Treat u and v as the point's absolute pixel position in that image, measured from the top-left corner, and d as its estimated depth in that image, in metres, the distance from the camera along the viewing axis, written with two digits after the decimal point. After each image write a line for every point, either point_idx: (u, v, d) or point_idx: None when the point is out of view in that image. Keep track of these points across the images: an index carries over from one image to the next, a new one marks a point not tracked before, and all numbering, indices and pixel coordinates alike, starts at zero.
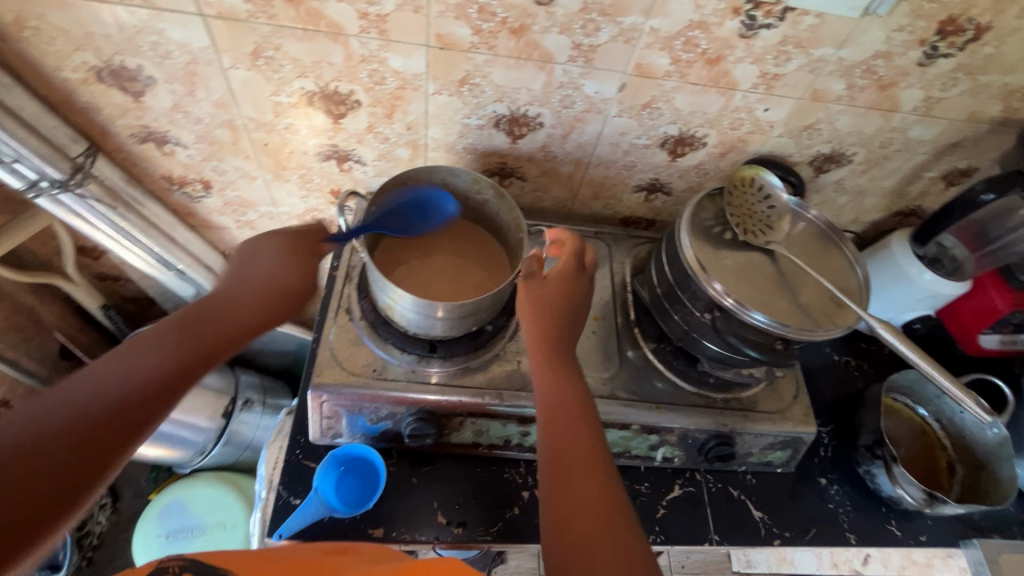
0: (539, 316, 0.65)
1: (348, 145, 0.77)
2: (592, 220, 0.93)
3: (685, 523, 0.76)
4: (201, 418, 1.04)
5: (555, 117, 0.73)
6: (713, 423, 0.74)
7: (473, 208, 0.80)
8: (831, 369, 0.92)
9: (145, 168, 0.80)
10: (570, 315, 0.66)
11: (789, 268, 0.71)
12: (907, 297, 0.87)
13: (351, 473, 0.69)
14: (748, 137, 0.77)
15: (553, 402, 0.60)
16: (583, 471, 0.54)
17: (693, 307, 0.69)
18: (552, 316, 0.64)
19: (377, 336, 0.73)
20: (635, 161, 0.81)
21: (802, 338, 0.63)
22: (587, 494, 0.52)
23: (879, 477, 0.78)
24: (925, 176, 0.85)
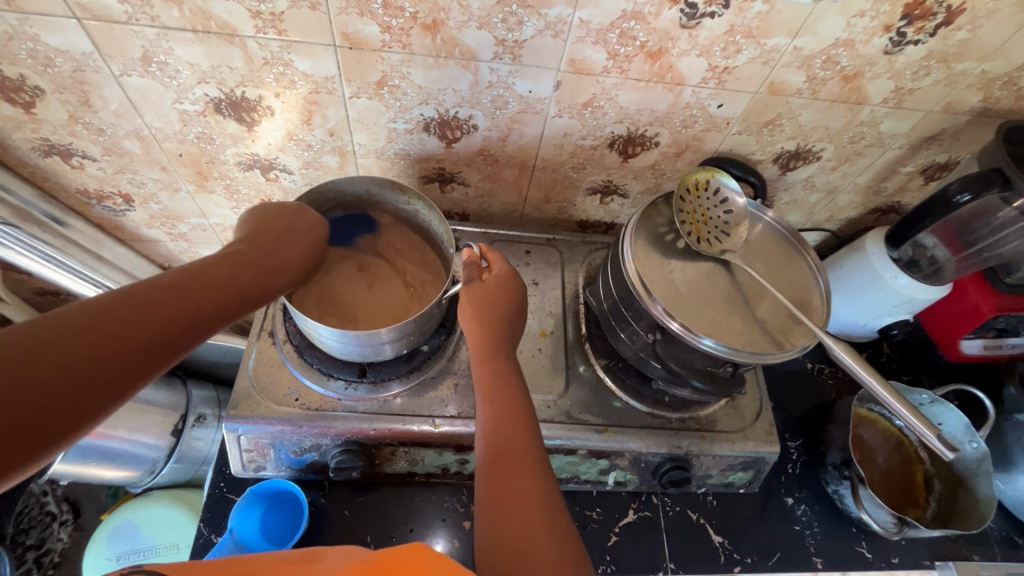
0: (479, 342, 0.62)
1: (269, 154, 0.71)
2: (547, 224, 0.87)
3: (639, 551, 0.72)
4: (148, 437, 0.99)
5: (489, 119, 0.67)
6: (667, 446, 0.68)
7: (407, 220, 0.75)
8: (802, 379, 0.87)
9: (57, 182, 0.74)
10: (508, 343, 0.63)
11: (744, 280, 0.66)
12: (884, 302, 0.81)
13: (275, 510, 0.67)
14: (703, 135, 0.70)
15: (493, 405, 0.57)
16: (517, 469, 0.51)
17: (638, 326, 0.64)
18: (489, 344, 0.62)
19: (301, 361, 0.68)
20: (584, 163, 0.75)
21: (752, 362, 0.58)
22: (525, 516, 0.47)
23: (846, 498, 0.74)
24: (901, 171, 0.78)
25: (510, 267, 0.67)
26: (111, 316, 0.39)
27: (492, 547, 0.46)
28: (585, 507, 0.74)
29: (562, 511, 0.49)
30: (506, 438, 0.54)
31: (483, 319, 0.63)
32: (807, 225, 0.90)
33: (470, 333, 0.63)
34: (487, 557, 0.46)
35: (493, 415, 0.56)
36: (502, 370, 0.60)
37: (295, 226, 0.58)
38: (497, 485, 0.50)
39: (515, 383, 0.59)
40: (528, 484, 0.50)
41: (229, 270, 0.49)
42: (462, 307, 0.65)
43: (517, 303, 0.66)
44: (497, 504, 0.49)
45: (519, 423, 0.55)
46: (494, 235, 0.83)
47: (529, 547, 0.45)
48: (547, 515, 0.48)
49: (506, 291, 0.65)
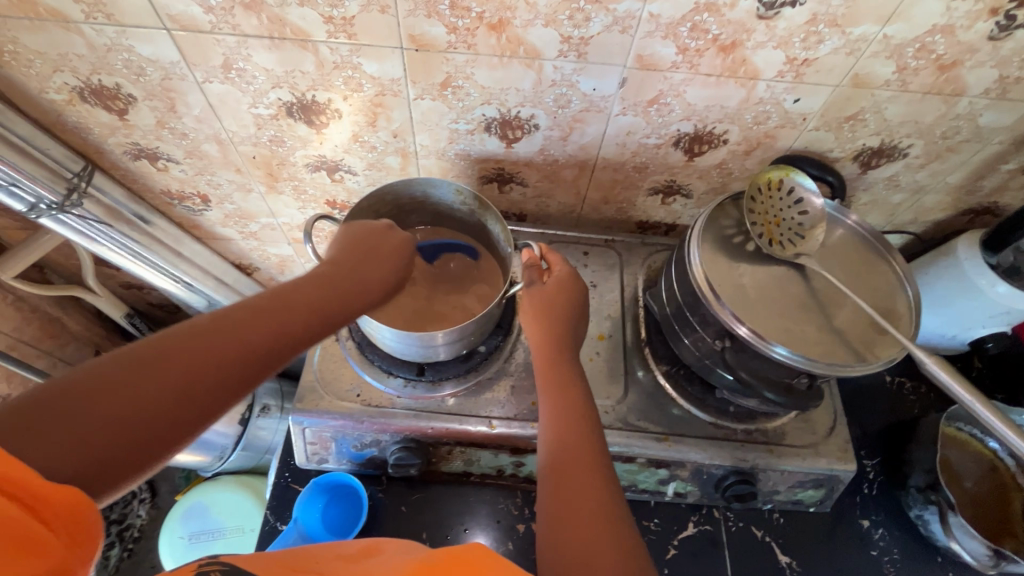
0: (541, 346, 0.62)
1: (336, 156, 0.73)
2: (605, 225, 0.85)
3: (699, 566, 0.69)
4: (218, 424, 1.05)
5: (551, 119, 0.66)
6: (731, 459, 0.65)
7: (464, 221, 0.76)
8: (880, 393, 0.81)
9: (145, 183, 0.79)
10: (569, 348, 0.62)
11: (822, 285, 0.62)
12: (977, 312, 0.74)
13: (335, 502, 0.68)
14: (776, 131, 0.67)
15: (557, 410, 0.56)
16: (580, 474, 0.50)
17: (705, 332, 0.61)
18: (552, 347, 0.61)
19: (362, 358, 0.69)
20: (646, 162, 0.73)
21: (832, 374, 0.55)
22: (590, 526, 0.46)
23: (932, 524, 0.68)
24: (1001, 169, 0.71)
25: (570, 268, 0.66)
26: (194, 341, 0.40)
27: (555, 553, 0.45)
28: (643, 517, 0.71)
29: (627, 524, 0.47)
30: (568, 446, 0.52)
31: (546, 323, 0.62)
32: (888, 228, 0.84)
33: (532, 335, 0.63)
34: (549, 564, 0.44)
35: (556, 423, 0.55)
36: (564, 374, 0.59)
37: (377, 247, 0.59)
38: (560, 492, 0.49)
39: (578, 390, 0.58)
40: (594, 494, 0.48)
41: (312, 294, 0.50)
42: (524, 308, 0.64)
43: (578, 307, 0.65)
44: (560, 511, 0.47)
45: (582, 431, 0.53)
46: (551, 236, 0.82)
47: (594, 558, 0.43)
48: (612, 526, 0.46)
49: (566, 293, 0.65)
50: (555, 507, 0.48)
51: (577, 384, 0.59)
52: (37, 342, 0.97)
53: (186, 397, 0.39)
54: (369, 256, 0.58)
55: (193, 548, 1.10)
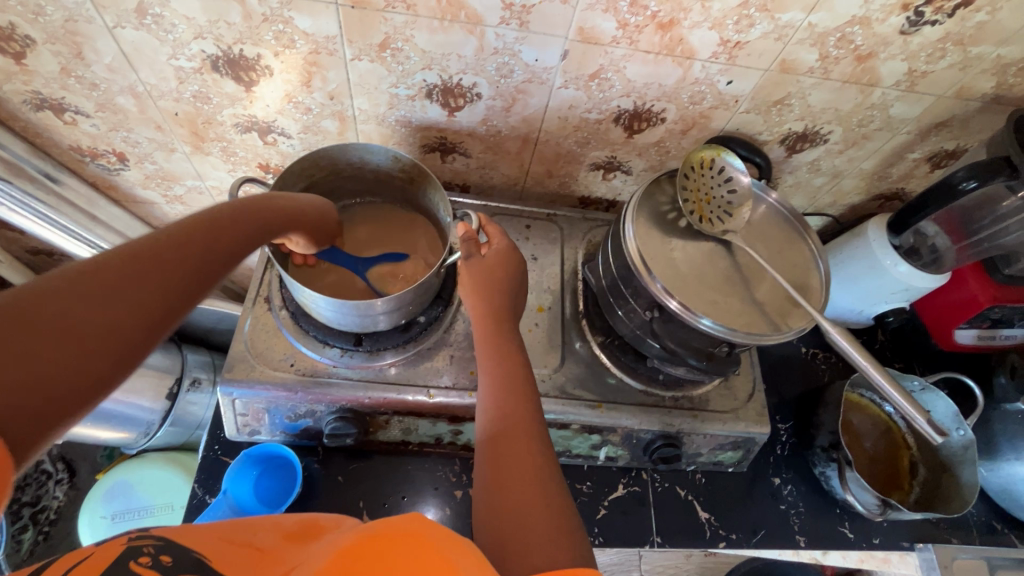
0: (484, 322, 0.62)
1: (267, 117, 0.69)
2: (548, 200, 0.86)
3: (627, 524, 0.73)
4: (144, 400, 1.01)
5: (493, 88, 0.65)
6: (659, 424, 0.69)
7: (402, 187, 0.74)
8: (795, 363, 0.87)
9: (50, 139, 0.72)
10: (510, 319, 0.63)
11: (745, 260, 0.65)
12: (881, 290, 0.81)
13: (269, 473, 0.67)
14: (711, 112, 0.69)
15: (497, 377, 0.57)
16: (517, 440, 0.51)
17: (636, 303, 0.64)
18: (492, 318, 0.62)
19: (297, 328, 0.67)
20: (588, 137, 0.74)
21: (749, 343, 0.58)
22: (524, 487, 0.47)
23: (832, 480, 0.75)
24: (907, 158, 0.77)
25: (511, 242, 0.67)
26: (109, 273, 0.35)
27: (489, 517, 0.46)
28: (576, 481, 0.75)
29: (561, 486, 0.48)
30: (504, 413, 0.54)
31: (489, 297, 0.63)
32: (810, 209, 0.89)
33: (473, 306, 0.63)
34: (485, 530, 0.46)
35: (494, 393, 0.56)
36: (503, 345, 0.60)
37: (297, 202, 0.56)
38: (495, 461, 0.50)
39: (518, 362, 0.59)
40: (528, 459, 0.50)
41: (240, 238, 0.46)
42: (466, 281, 0.65)
43: (518, 281, 0.66)
44: (494, 474, 0.49)
45: (519, 401, 0.54)
46: (494, 208, 0.82)
47: (526, 517, 0.45)
48: (546, 490, 0.47)
49: (509, 263, 0.65)
50: (491, 473, 0.49)
51: (517, 351, 0.60)
52: None
53: (111, 337, 0.34)
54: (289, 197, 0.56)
55: (118, 526, 1.06)
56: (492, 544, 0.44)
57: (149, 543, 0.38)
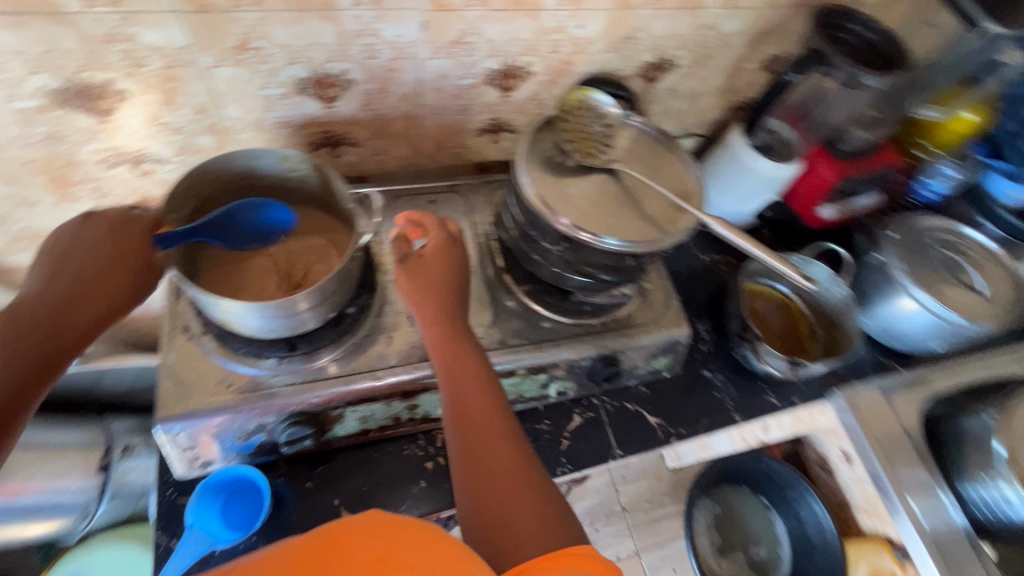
0: (433, 324, 0.63)
1: (135, 145, 0.66)
2: (446, 172, 0.89)
3: (590, 446, 0.79)
4: (72, 480, 0.94)
5: (364, 71, 0.67)
6: (594, 348, 0.75)
7: (298, 189, 0.72)
8: (700, 271, 0.97)
9: None
10: (457, 314, 0.64)
11: (631, 182, 0.72)
12: (752, 186, 0.91)
13: (233, 499, 0.65)
14: (572, 58, 0.75)
15: (459, 381, 0.60)
16: (493, 443, 0.56)
17: (546, 242, 0.69)
18: (441, 318, 0.63)
19: (226, 349, 0.66)
20: (467, 103, 0.77)
21: (649, 251, 0.65)
22: (511, 489, 0.53)
23: (750, 358, 0.85)
24: (746, 68, 0.88)
25: (447, 233, 0.66)
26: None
27: (481, 522, 0.52)
28: (536, 423, 0.80)
29: (540, 476, 0.55)
30: (475, 419, 0.57)
31: (435, 300, 0.63)
32: (681, 132, 0.99)
33: (420, 310, 0.63)
34: (480, 535, 0.52)
35: (460, 399, 0.59)
36: (458, 344, 0.62)
37: (76, 244, 0.59)
38: (477, 469, 0.55)
39: (476, 359, 0.62)
40: (510, 460, 0.55)
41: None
42: (404, 282, 0.65)
43: (462, 269, 0.66)
44: (478, 481, 0.54)
45: (486, 404, 0.58)
46: (394, 191, 0.83)
47: (518, 518, 0.51)
48: (530, 483, 0.54)
49: (446, 253, 0.65)
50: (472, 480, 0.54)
51: (473, 347, 0.63)
52: None
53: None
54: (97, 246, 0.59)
55: None
56: (490, 546, 0.51)
57: None
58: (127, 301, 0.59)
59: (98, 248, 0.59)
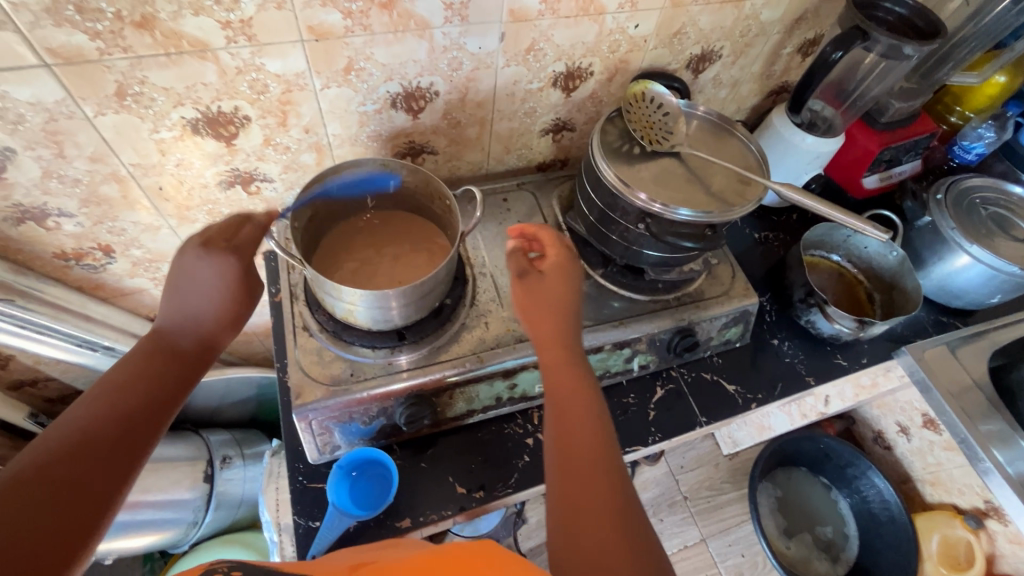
0: (544, 341, 0.62)
1: (249, 166, 0.74)
2: (511, 174, 0.95)
3: (675, 416, 0.84)
4: (181, 491, 1.00)
5: (448, 83, 0.74)
6: (673, 322, 0.80)
7: (392, 194, 0.78)
8: (755, 248, 1.02)
9: (31, 251, 0.72)
10: (570, 335, 0.63)
11: (696, 162, 0.78)
12: (799, 163, 0.96)
13: (363, 477, 0.72)
14: (628, 56, 0.82)
15: (567, 402, 0.58)
16: (592, 475, 0.53)
17: (626, 222, 0.74)
18: (554, 336, 0.62)
19: (342, 342, 0.72)
20: (534, 106, 0.84)
21: (725, 221, 0.70)
22: (607, 532, 0.49)
23: (818, 322, 0.89)
24: (783, 53, 0.94)
25: (566, 249, 0.66)
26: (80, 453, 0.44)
27: (567, 558, 0.48)
28: (621, 397, 0.84)
29: (640, 524, 0.50)
30: (578, 446, 0.55)
31: (549, 323, 0.62)
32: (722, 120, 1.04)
33: (533, 327, 0.63)
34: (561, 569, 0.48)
35: (566, 420, 0.57)
36: (571, 369, 0.61)
37: (187, 288, 0.57)
38: (570, 498, 0.52)
39: (587, 385, 0.60)
40: (609, 500, 0.51)
41: (82, 423, 0.46)
42: (518, 298, 0.64)
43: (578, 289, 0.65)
44: (571, 521, 0.50)
45: (592, 441, 0.55)
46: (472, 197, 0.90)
47: (609, 567, 0.47)
48: (628, 533, 0.49)
49: (563, 273, 0.64)
50: (563, 508, 0.52)
51: (586, 374, 0.61)
52: None
53: (81, 496, 0.42)
54: (196, 283, 0.57)
55: None
56: None
57: (223, 564, 0.46)
58: (238, 317, 0.60)
59: (215, 288, 0.58)
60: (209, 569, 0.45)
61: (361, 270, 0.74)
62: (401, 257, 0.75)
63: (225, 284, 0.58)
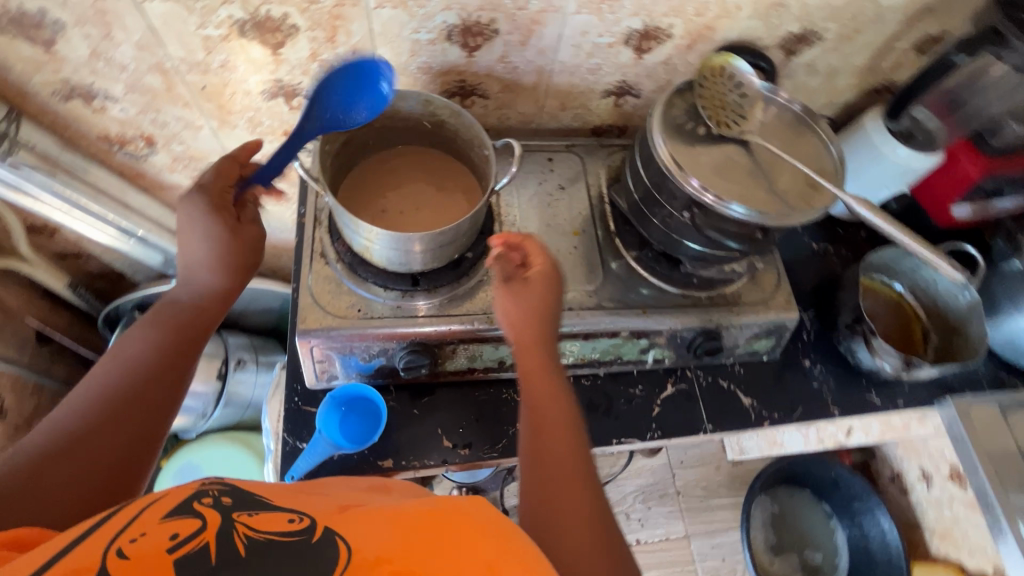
0: (522, 349, 0.60)
1: (293, 79, 0.71)
2: (563, 133, 0.90)
3: (681, 417, 0.80)
4: (195, 383, 1.04)
5: (510, 22, 0.68)
6: (699, 321, 0.74)
7: (432, 133, 0.75)
8: (810, 258, 0.93)
9: (78, 129, 0.74)
10: (547, 343, 0.60)
11: (765, 156, 0.70)
12: (882, 175, 0.86)
13: (353, 412, 0.72)
14: (715, 23, 0.73)
15: (539, 414, 0.56)
16: (565, 487, 0.50)
17: (672, 208, 0.69)
18: (531, 346, 0.60)
19: (356, 276, 0.71)
20: (600, 64, 0.77)
21: (780, 226, 0.64)
22: (583, 546, 0.47)
23: (859, 352, 0.82)
24: (897, 47, 0.82)
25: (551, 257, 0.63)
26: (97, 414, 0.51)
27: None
28: (628, 386, 0.81)
29: (615, 534, 0.49)
30: (549, 460, 0.52)
31: (528, 327, 0.60)
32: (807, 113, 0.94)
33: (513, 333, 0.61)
34: None
35: (539, 435, 0.55)
36: (547, 375, 0.58)
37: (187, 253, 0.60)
38: (545, 512, 0.49)
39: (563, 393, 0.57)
40: (583, 513, 0.49)
41: (104, 394, 0.53)
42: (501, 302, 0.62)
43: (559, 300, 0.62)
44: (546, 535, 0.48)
45: (568, 441, 0.53)
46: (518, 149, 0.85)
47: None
48: (604, 544, 0.47)
49: (547, 280, 0.62)
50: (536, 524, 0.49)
51: (561, 380, 0.59)
52: None
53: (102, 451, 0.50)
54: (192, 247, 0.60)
55: None
56: None
57: (215, 487, 0.43)
58: (239, 272, 0.63)
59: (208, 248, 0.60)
60: (199, 489, 0.42)
61: (386, 208, 0.71)
62: (429, 202, 0.73)
63: (216, 244, 0.60)
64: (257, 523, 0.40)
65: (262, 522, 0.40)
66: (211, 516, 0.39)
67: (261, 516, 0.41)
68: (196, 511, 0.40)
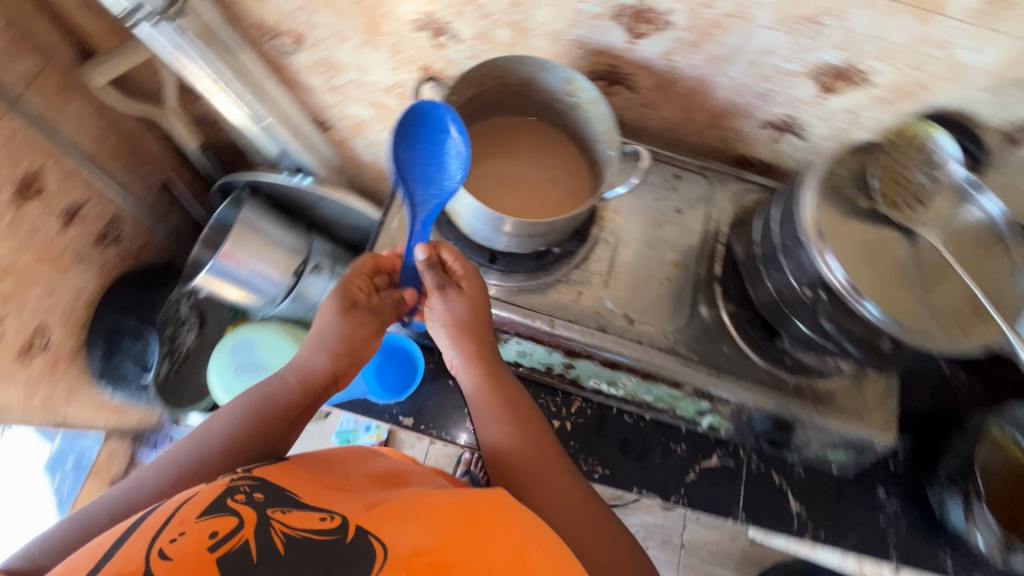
0: (470, 363, 0.61)
1: (444, 17, 0.69)
2: (701, 152, 0.81)
3: (715, 493, 0.75)
4: (275, 272, 1.08)
5: (689, 18, 0.60)
6: (774, 407, 0.65)
7: (562, 113, 0.70)
8: (930, 379, 0.76)
9: (240, 11, 0.76)
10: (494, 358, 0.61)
11: (931, 257, 0.57)
12: None
13: (392, 361, 0.74)
14: (933, 83, 0.60)
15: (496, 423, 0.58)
16: (540, 471, 0.53)
17: (795, 278, 0.59)
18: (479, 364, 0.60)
19: (439, 234, 0.70)
20: (773, 90, 0.67)
21: (916, 345, 0.53)
22: (571, 518, 0.50)
23: (952, 510, 0.69)
24: None
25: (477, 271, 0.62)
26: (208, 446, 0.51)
27: None
28: (671, 440, 0.77)
29: (601, 504, 0.52)
30: (514, 458, 0.54)
31: (471, 340, 0.60)
32: None
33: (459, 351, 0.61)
34: None
35: (500, 440, 0.56)
36: (503, 383, 0.60)
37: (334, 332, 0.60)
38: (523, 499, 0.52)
39: (522, 398, 0.60)
40: (565, 490, 0.52)
41: (222, 438, 0.52)
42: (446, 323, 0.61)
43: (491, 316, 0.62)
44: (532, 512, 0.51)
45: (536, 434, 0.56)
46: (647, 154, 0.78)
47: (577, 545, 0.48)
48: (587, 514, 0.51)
49: (477, 299, 0.61)
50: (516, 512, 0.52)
51: (513, 383, 0.61)
52: (116, 155, 1.00)
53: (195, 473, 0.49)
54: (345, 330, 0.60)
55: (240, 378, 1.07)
56: None
57: (246, 482, 0.44)
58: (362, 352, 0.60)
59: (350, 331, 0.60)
60: (229, 486, 0.43)
61: (485, 175, 0.67)
62: (531, 184, 0.68)
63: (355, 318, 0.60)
64: (291, 520, 0.41)
65: (296, 518, 0.42)
66: (247, 514, 0.40)
67: (294, 513, 0.42)
68: (231, 510, 0.40)
